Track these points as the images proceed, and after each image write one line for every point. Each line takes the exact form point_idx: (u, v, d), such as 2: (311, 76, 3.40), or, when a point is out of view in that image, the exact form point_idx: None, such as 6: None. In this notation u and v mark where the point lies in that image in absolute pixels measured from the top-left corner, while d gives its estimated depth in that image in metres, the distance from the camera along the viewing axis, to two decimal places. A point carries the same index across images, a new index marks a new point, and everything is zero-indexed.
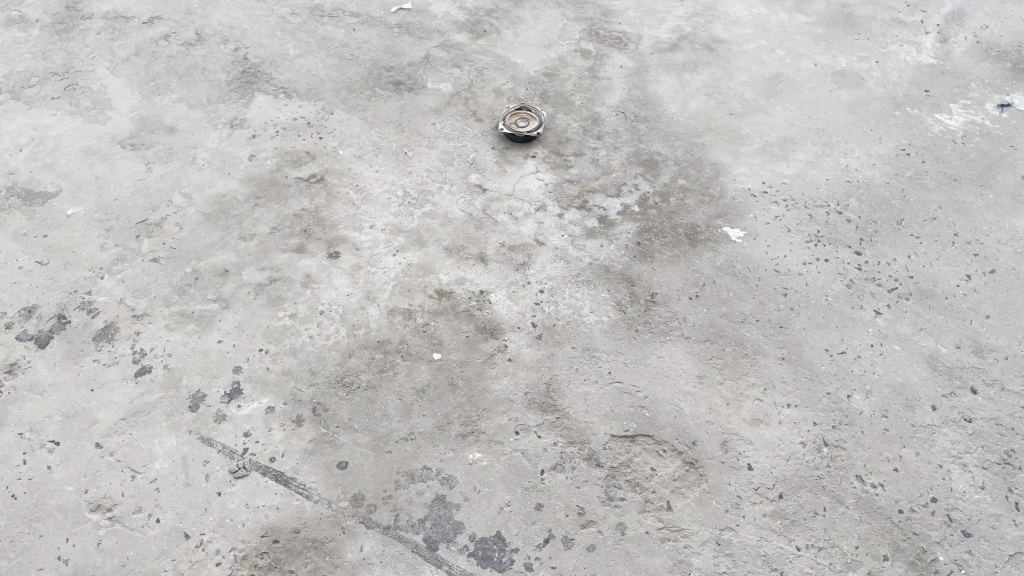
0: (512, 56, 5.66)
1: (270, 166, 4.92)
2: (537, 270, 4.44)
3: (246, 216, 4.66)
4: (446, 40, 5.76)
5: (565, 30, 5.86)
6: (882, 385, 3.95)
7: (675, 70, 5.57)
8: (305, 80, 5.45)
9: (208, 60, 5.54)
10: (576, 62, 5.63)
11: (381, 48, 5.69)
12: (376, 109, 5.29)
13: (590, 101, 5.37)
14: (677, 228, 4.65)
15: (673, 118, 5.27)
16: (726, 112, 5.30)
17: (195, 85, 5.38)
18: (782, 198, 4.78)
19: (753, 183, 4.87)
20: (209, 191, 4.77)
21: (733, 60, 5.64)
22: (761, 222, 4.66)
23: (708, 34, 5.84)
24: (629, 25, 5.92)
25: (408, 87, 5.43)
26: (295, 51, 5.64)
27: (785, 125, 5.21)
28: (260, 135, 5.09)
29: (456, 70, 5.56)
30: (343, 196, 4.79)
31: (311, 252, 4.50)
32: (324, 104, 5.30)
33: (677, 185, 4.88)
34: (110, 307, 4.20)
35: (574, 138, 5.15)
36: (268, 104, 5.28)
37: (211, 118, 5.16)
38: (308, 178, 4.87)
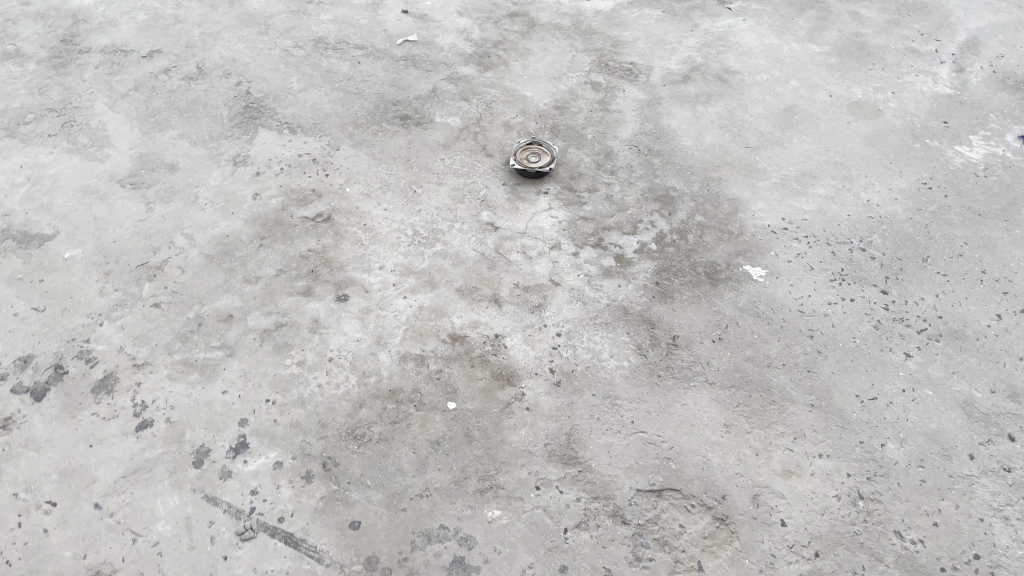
0: (521, 89, 5.53)
1: (275, 205, 4.77)
2: (553, 312, 4.28)
3: (251, 258, 4.50)
4: (453, 73, 5.63)
5: (574, 62, 5.74)
6: (916, 433, 3.79)
7: (688, 102, 5.45)
8: (310, 115, 5.32)
9: (209, 94, 5.41)
10: (586, 94, 5.50)
11: (386, 81, 5.56)
12: (383, 145, 5.15)
13: (602, 135, 5.24)
14: (697, 267, 4.50)
15: (688, 151, 5.14)
16: (742, 145, 5.17)
17: (196, 121, 5.24)
18: (803, 235, 4.64)
19: (772, 219, 4.73)
20: (212, 232, 4.61)
21: (746, 92, 5.52)
22: (783, 260, 4.51)
23: (720, 65, 5.72)
24: (639, 56, 5.80)
25: (416, 122, 5.30)
26: (299, 85, 5.51)
27: (803, 158, 5.08)
28: (264, 172, 4.94)
29: (464, 103, 5.43)
30: (351, 235, 4.64)
31: (319, 295, 4.34)
32: (330, 139, 5.16)
33: (695, 221, 4.74)
34: (110, 357, 4.03)
35: (586, 173, 5.01)
36: (272, 140, 5.14)
37: (213, 155, 5.02)
38: (314, 217, 4.72)
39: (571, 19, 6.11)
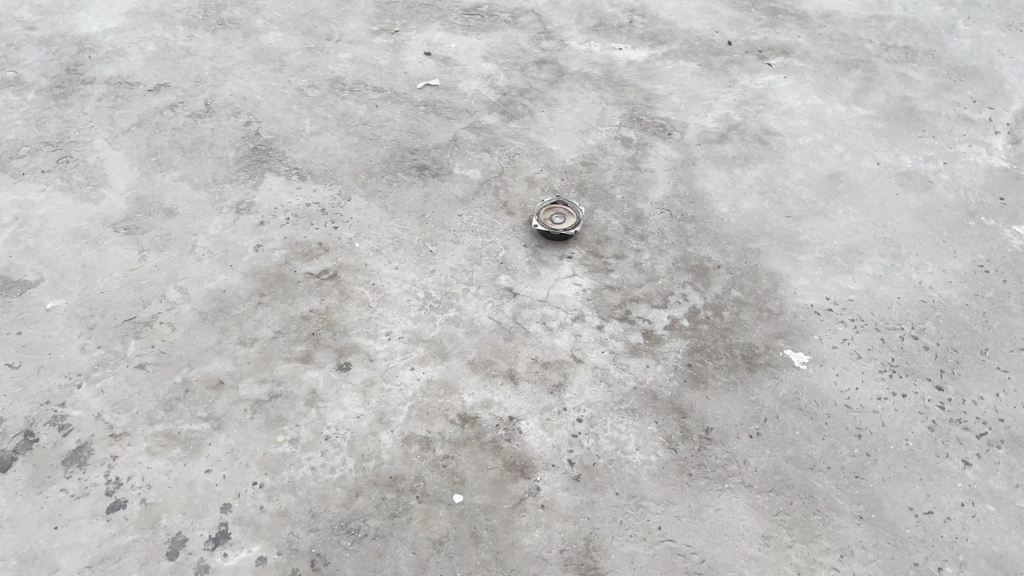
0: (547, 142, 5.20)
1: (277, 259, 4.42)
2: (574, 393, 3.89)
3: (248, 317, 4.14)
4: (476, 122, 5.31)
5: (604, 115, 5.41)
6: (978, 556, 3.35)
7: (725, 163, 5.10)
8: (321, 160, 4.99)
9: (216, 134, 5.10)
10: (616, 151, 5.16)
11: (404, 127, 5.24)
12: (397, 196, 4.81)
13: (632, 196, 4.89)
14: (732, 349, 4.11)
15: (724, 218, 4.78)
16: (782, 213, 4.81)
17: (200, 162, 4.92)
18: (849, 318, 4.27)
19: (816, 299, 4.36)
20: (208, 286, 4.27)
21: (787, 155, 5.17)
22: (827, 345, 4.14)
23: (759, 124, 5.38)
24: (673, 111, 5.46)
25: (433, 173, 4.97)
26: (312, 127, 5.20)
27: (848, 232, 4.72)
28: (269, 222, 4.61)
29: (486, 155, 5.10)
30: (357, 296, 4.27)
31: (318, 362, 3.97)
32: (341, 188, 4.83)
33: (731, 297, 4.36)
34: (86, 424, 3.66)
35: (614, 237, 4.65)
36: (279, 186, 4.81)
37: (216, 201, 4.69)
38: (318, 274, 4.37)
39: (602, 68, 5.78)
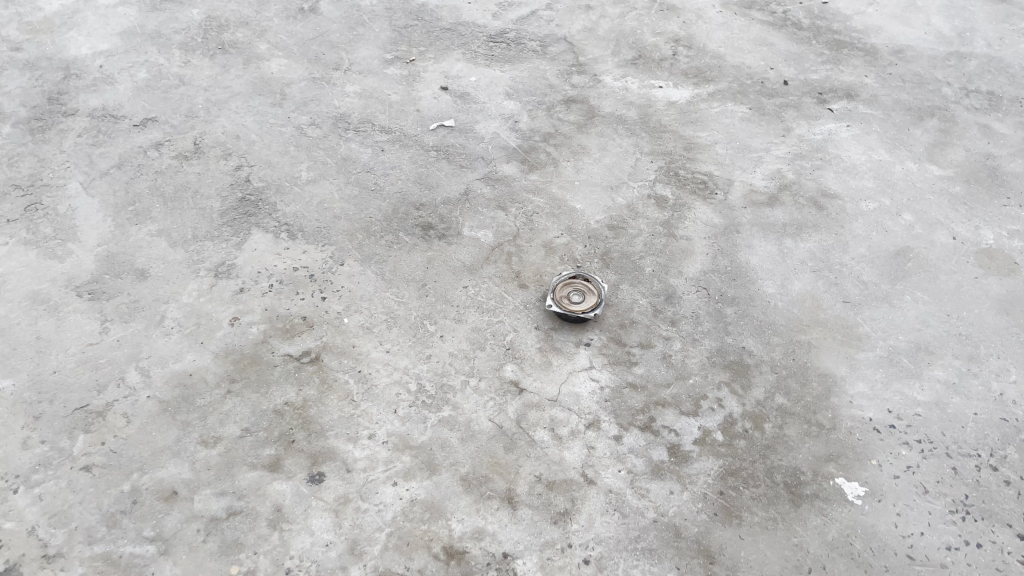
0: (570, 199, 4.59)
1: (255, 336, 3.90)
2: (582, 525, 3.30)
3: (214, 408, 3.63)
4: (492, 172, 4.72)
5: (638, 167, 4.78)
6: None
7: (774, 232, 4.44)
8: (315, 215, 4.45)
9: (202, 180, 4.59)
10: (649, 212, 4.53)
11: (411, 176, 4.67)
12: (396, 262, 4.24)
13: (664, 268, 4.25)
14: (773, 474, 3.49)
15: (770, 301, 4.12)
16: (839, 297, 4.15)
17: (181, 214, 4.42)
18: (915, 439, 3.62)
19: (876, 411, 3.71)
20: (173, 367, 3.77)
21: (847, 224, 4.50)
22: (887, 474, 3.50)
23: (816, 184, 4.71)
24: (716, 165, 4.81)
25: (440, 233, 4.39)
26: (308, 174, 4.66)
27: (916, 325, 4.05)
28: (249, 289, 4.08)
29: (501, 213, 4.50)
30: (340, 386, 3.72)
31: (288, 471, 3.44)
32: (334, 250, 4.28)
33: (774, 404, 3.72)
34: (17, 540, 3.17)
35: (641, 321, 4.02)
36: (266, 245, 4.29)
37: (192, 262, 4.19)
38: (299, 356, 3.83)
39: (638, 110, 5.15)
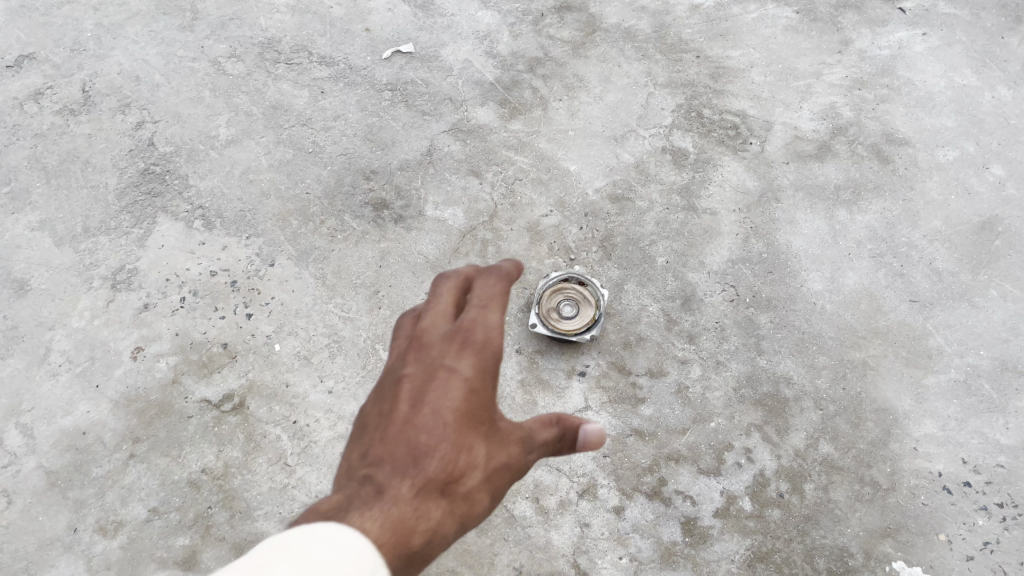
0: (563, 157, 3.60)
1: (163, 374, 3.10)
2: None
3: (114, 481, 2.91)
4: (463, 121, 3.70)
5: (650, 107, 3.74)
6: None
7: (824, 199, 3.48)
8: (238, 193, 3.50)
9: (94, 145, 3.62)
10: (663, 174, 3.55)
11: (359, 130, 3.67)
12: (340, 258, 3.34)
13: (681, 258, 3.34)
14: (814, 558, 2.77)
15: (816, 304, 3.24)
16: (904, 295, 3.26)
17: (68, 195, 3.50)
18: (995, 502, 2.86)
19: (947, 463, 2.93)
20: (63, 423, 3.01)
21: (918, 184, 3.51)
22: (957, 555, 2.76)
23: (878, 125, 3.67)
24: (752, 100, 3.75)
25: (396, 214, 3.45)
26: (227, 132, 3.66)
27: (1002, 334, 3.18)
28: (155, 306, 3.24)
29: (474, 181, 3.54)
30: (271, 445, 2.97)
31: (206, 569, 2.75)
32: (261, 244, 3.37)
33: (817, 457, 2.95)
34: None
35: (650, 337, 3.16)
36: (175, 238, 3.39)
37: (84, 268, 3.32)
38: (218, 403, 3.04)
39: (652, 20, 4.02)
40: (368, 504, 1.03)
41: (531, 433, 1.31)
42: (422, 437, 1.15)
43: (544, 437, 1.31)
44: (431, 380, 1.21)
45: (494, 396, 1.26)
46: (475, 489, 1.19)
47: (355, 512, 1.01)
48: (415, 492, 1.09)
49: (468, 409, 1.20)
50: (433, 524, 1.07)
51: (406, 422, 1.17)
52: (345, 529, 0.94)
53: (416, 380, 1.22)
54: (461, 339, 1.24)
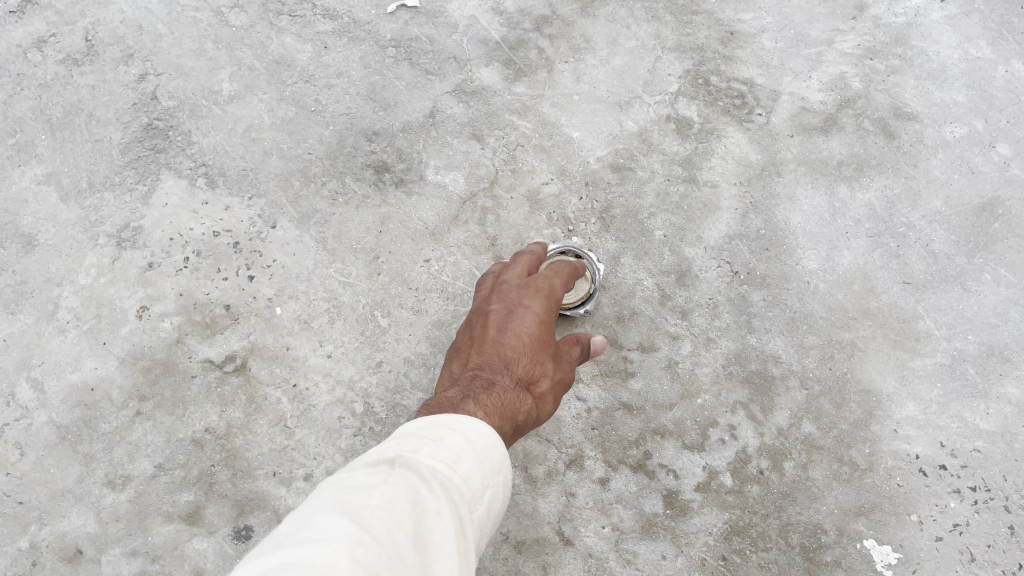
0: (566, 123, 3.58)
1: (168, 334, 3.18)
2: None
3: (122, 437, 3.03)
4: (467, 81, 3.67)
5: (657, 72, 3.69)
6: None
7: (826, 174, 3.47)
8: (240, 151, 3.52)
9: (98, 97, 3.62)
10: (666, 143, 3.54)
11: (362, 89, 3.65)
12: (341, 222, 3.38)
13: (679, 231, 3.36)
14: (789, 534, 2.89)
15: (810, 282, 3.27)
16: (897, 277, 3.29)
17: (73, 149, 3.52)
18: (968, 486, 2.95)
19: (925, 446, 3.02)
20: (72, 378, 3.12)
21: (922, 161, 3.50)
22: (928, 535, 2.89)
23: (887, 98, 3.63)
24: (760, 67, 3.70)
25: (397, 178, 3.47)
26: (230, 87, 3.65)
27: (992, 319, 3.22)
28: (160, 264, 3.30)
29: (475, 146, 3.54)
30: (271, 406, 3.08)
31: (209, 524, 2.91)
32: (263, 205, 3.41)
33: (800, 435, 3.04)
34: None
35: (644, 312, 3.22)
36: (179, 196, 3.42)
37: (90, 225, 3.38)
38: (221, 364, 3.14)
39: None
40: (490, 389, 2.05)
41: (568, 355, 2.38)
42: (512, 349, 2.24)
43: (573, 355, 2.38)
44: (513, 312, 2.36)
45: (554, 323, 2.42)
46: (542, 392, 2.22)
47: (483, 392, 2.03)
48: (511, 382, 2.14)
49: (535, 336, 2.30)
50: (525, 403, 2.10)
51: (498, 340, 2.27)
52: (469, 424, 1.67)
53: (502, 315, 2.36)
54: (535, 286, 2.49)
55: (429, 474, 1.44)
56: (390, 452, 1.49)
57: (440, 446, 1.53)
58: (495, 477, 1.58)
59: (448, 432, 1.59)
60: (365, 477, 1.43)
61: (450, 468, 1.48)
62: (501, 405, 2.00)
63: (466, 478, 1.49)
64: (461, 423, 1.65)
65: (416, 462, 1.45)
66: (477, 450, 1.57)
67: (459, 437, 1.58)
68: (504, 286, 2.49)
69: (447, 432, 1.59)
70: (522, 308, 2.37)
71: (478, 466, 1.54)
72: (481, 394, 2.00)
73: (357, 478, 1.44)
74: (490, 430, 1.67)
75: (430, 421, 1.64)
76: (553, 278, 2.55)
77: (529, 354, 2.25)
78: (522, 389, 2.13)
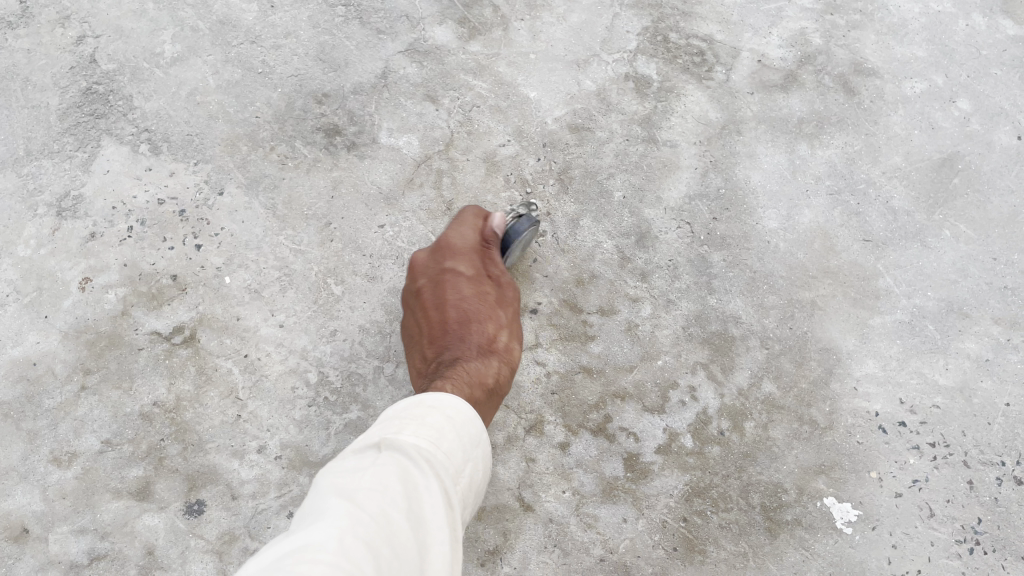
0: (522, 83, 3.49)
1: (112, 306, 3.07)
2: (514, 569, 2.75)
3: (65, 413, 2.93)
4: (420, 41, 3.56)
5: (614, 30, 3.61)
6: None
7: (786, 132, 3.42)
8: (185, 115, 3.39)
9: (34, 63, 3.47)
10: (624, 102, 3.46)
11: (311, 49, 3.54)
12: (292, 187, 3.28)
13: (638, 193, 3.30)
14: (750, 494, 2.87)
15: (771, 241, 3.23)
16: (857, 235, 3.26)
17: (9, 116, 3.37)
18: (927, 442, 2.96)
19: (884, 403, 3.01)
20: (12, 354, 3.01)
21: (882, 118, 3.46)
22: (887, 492, 2.88)
23: (847, 54, 3.58)
24: (720, 23, 3.64)
25: (349, 141, 3.37)
26: (173, 50, 3.51)
27: (951, 275, 3.21)
28: (102, 234, 3.18)
29: (430, 107, 3.44)
30: (221, 378, 2.99)
31: (159, 499, 2.82)
32: (210, 171, 3.29)
33: (761, 394, 3.01)
34: None
35: (603, 275, 3.16)
36: (121, 163, 3.29)
37: (28, 194, 3.24)
38: (169, 335, 3.04)
39: None
40: (455, 364, 2.25)
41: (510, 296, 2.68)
42: (459, 320, 2.46)
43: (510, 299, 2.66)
44: (440, 285, 2.57)
45: (481, 279, 2.64)
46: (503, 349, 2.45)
47: (451, 367, 2.23)
48: (474, 351, 2.35)
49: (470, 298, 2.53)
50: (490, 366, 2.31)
51: (443, 318, 2.48)
52: (445, 402, 1.82)
53: (431, 292, 2.57)
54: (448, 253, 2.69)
55: (416, 450, 1.58)
56: (375, 438, 1.63)
57: (421, 425, 1.68)
58: (475, 450, 1.74)
59: (428, 411, 1.75)
60: (357, 461, 1.58)
61: (433, 446, 1.62)
62: (469, 372, 2.20)
63: (449, 453, 1.64)
64: (436, 400, 1.81)
65: (403, 441, 1.60)
66: (456, 428, 1.73)
67: (437, 416, 1.74)
68: (417, 262, 2.70)
69: (426, 413, 1.74)
70: (449, 277, 2.59)
71: (458, 443, 1.70)
72: (448, 368, 2.20)
73: (351, 462, 1.58)
74: (462, 407, 1.83)
75: (408, 403, 1.80)
76: (456, 235, 2.76)
77: (475, 319, 2.47)
78: (484, 355, 2.35)
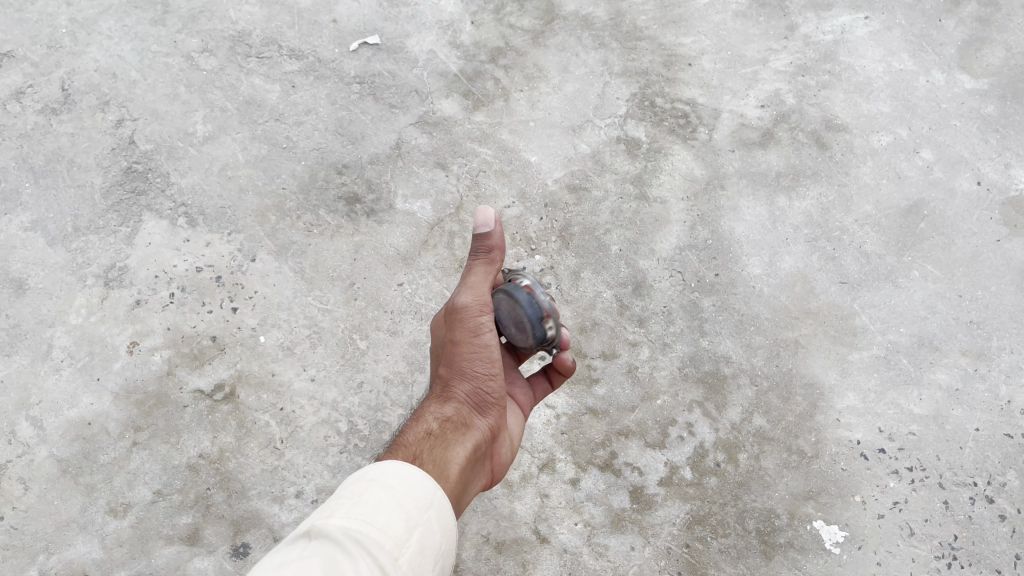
0: (524, 148, 3.82)
1: (157, 367, 3.38)
2: None
3: (120, 467, 3.22)
4: (429, 112, 3.89)
5: (605, 97, 3.93)
6: None
7: (766, 185, 3.75)
8: (218, 189, 3.71)
9: (76, 144, 3.76)
10: (617, 164, 3.79)
11: (330, 124, 3.86)
12: (318, 253, 3.60)
13: (633, 247, 3.61)
14: (745, 520, 3.18)
15: (756, 286, 3.55)
16: (834, 278, 3.57)
17: (56, 195, 3.67)
18: (905, 466, 3.27)
19: (865, 432, 3.32)
20: (68, 415, 3.29)
21: (853, 168, 3.79)
22: (870, 513, 3.20)
23: (818, 113, 3.91)
24: (702, 87, 3.96)
25: (367, 208, 3.69)
26: (204, 129, 3.82)
27: (921, 311, 3.52)
28: (146, 301, 3.49)
29: (440, 173, 3.76)
30: (260, 430, 3.30)
31: (207, 543, 3.14)
32: (243, 241, 3.61)
33: (751, 428, 3.32)
34: None
35: (604, 322, 3.46)
36: (161, 236, 3.61)
37: (77, 267, 3.55)
38: (210, 392, 3.35)
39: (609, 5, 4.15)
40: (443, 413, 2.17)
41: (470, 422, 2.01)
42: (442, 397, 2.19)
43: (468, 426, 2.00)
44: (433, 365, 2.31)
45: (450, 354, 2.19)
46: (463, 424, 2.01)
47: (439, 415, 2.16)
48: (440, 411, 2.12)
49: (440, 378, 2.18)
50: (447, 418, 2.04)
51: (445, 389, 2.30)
52: (387, 470, 1.60)
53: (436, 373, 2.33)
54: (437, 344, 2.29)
55: (344, 535, 1.38)
56: (305, 524, 1.43)
57: (355, 503, 1.47)
58: (426, 516, 1.54)
59: (369, 487, 1.52)
60: (285, 553, 1.38)
61: (367, 522, 1.42)
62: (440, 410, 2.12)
63: (385, 529, 1.43)
64: (376, 471, 1.58)
65: (333, 525, 1.40)
66: (398, 502, 1.51)
67: (376, 490, 1.51)
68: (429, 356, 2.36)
69: (363, 488, 1.52)
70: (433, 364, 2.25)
71: (401, 516, 1.48)
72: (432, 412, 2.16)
73: (276, 555, 1.39)
74: (408, 470, 1.61)
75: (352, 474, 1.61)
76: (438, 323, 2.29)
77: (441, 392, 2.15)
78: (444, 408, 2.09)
